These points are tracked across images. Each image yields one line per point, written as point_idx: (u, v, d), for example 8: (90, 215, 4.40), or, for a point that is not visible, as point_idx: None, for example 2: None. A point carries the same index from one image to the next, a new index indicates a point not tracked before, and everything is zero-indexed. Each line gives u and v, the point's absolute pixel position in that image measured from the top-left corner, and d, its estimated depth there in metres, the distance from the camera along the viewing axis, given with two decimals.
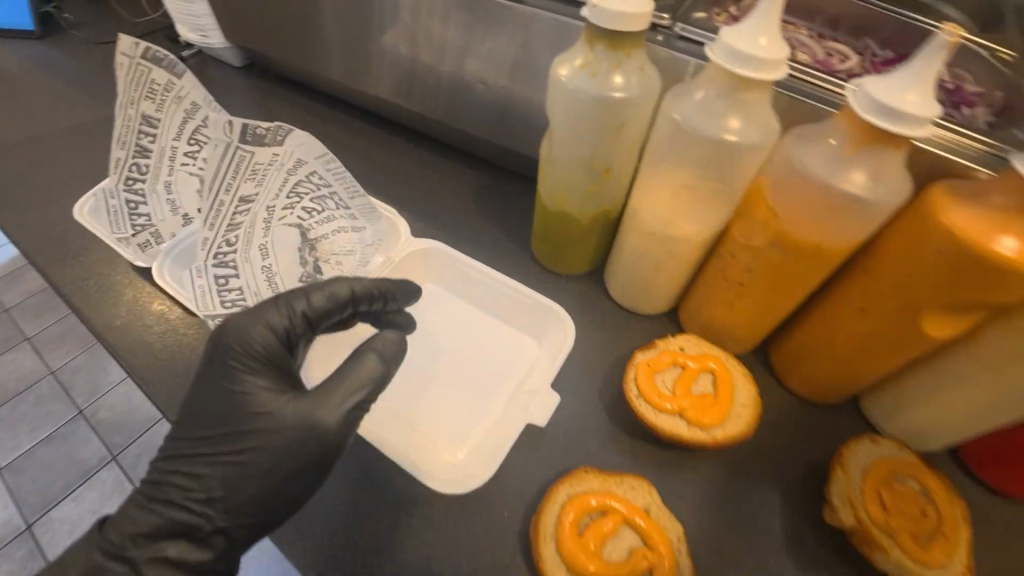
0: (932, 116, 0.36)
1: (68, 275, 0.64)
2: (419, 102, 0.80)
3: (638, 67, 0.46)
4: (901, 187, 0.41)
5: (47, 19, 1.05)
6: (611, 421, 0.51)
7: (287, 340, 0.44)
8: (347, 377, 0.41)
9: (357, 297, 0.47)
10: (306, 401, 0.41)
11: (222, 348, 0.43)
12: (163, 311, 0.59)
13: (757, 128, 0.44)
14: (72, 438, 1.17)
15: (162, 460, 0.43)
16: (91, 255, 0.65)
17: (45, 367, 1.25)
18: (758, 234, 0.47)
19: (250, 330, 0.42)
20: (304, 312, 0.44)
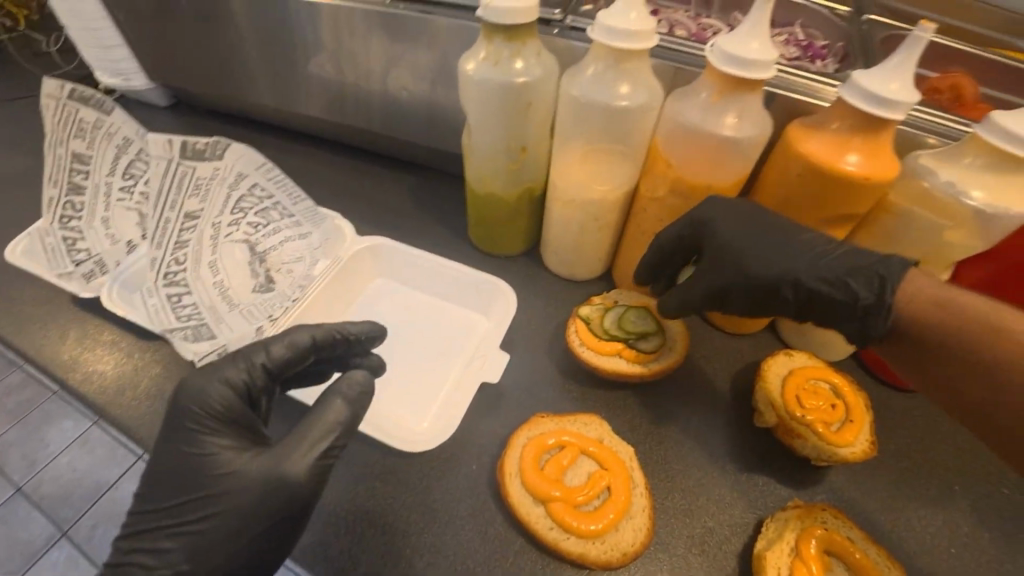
0: (773, 59, 0.44)
1: (23, 329, 0.65)
2: (350, 117, 0.83)
3: (535, 53, 0.51)
4: (765, 125, 0.48)
5: None
6: (562, 378, 0.57)
7: (246, 396, 0.46)
8: (317, 422, 0.44)
9: (316, 346, 0.49)
10: (270, 456, 0.43)
11: (181, 412, 0.45)
12: (113, 340, 0.64)
13: (642, 91, 0.49)
14: (11, 520, 1.07)
15: (126, 538, 0.44)
16: (45, 307, 0.67)
17: None
18: (660, 186, 0.53)
19: (211, 388, 0.45)
20: (264, 364, 0.47)
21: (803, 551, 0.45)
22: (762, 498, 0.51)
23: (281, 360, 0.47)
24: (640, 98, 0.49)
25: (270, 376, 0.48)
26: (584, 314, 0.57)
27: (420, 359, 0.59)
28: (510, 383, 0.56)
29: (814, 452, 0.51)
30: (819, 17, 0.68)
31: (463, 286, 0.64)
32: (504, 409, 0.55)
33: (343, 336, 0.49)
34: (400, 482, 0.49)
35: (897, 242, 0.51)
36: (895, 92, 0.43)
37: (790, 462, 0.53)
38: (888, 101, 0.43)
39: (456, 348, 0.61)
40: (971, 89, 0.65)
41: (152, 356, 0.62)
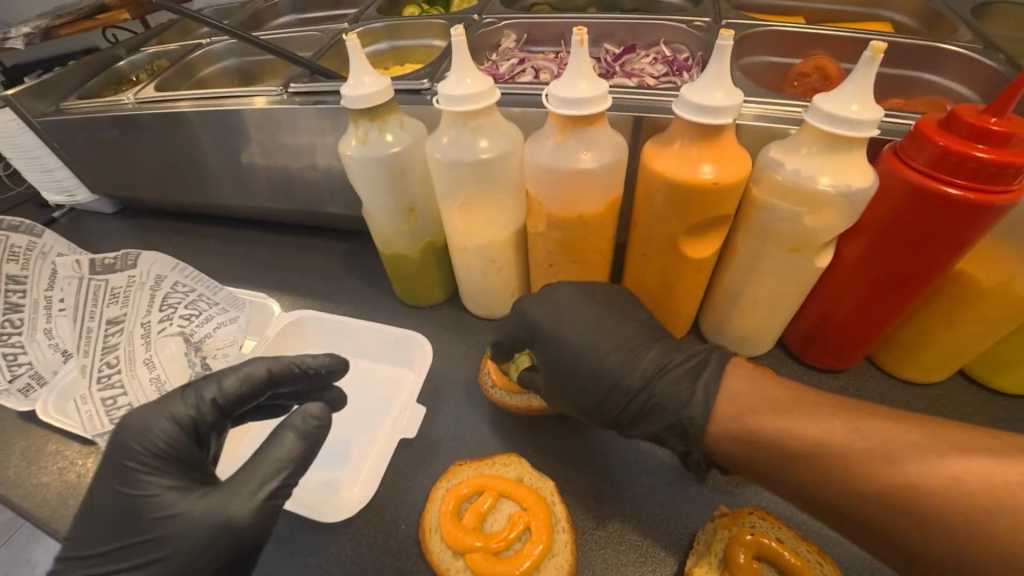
0: (604, 97, 0.47)
1: None
2: (278, 197, 0.88)
3: (399, 125, 0.55)
4: (614, 152, 0.51)
5: None
6: (488, 417, 0.58)
7: (194, 430, 0.48)
8: (266, 457, 0.45)
9: (270, 380, 0.51)
10: (215, 498, 0.43)
11: (124, 450, 0.46)
12: (57, 450, 0.65)
13: (501, 143, 0.52)
14: None
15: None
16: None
17: None
18: (542, 221, 0.56)
19: (158, 423, 0.47)
20: (214, 399, 0.49)
21: (731, 561, 0.44)
22: (695, 507, 0.51)
23: (234, 392, 0.49)
24: (499, 148, 0.52)
25: (221, 411, 0.49)
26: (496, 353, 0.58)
27: (347, 420, 0.60)
28: (439, 432, 0.57)
29: None
30: (679, 31, 0.71)
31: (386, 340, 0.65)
32: (432, 458, 0.55)
33: (298, 368, 0.51)
34: (330, 551, 0.49)
35: (770, 234, 0.52)
36: (717, 101, 0.45)
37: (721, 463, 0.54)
38: (716, 113, 0.45)
39: (385, 402, 0.61)
40: (834, 66, 0.69)
41: (93, 460, 0.63)
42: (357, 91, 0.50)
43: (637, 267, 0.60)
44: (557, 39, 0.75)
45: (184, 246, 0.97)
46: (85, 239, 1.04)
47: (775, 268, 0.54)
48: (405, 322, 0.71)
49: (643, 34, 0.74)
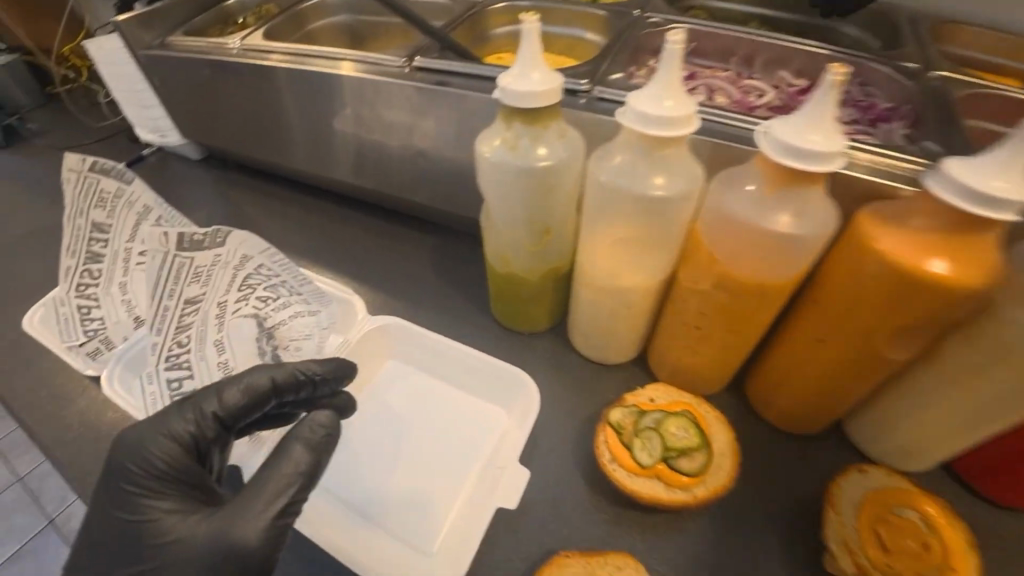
0: (842, 148, 0.37)
1: (31, 400, 0.63)
2: (371, 177, 0.80)
3: (558, 135, 0.46)
4: (827, 220, 0.41)
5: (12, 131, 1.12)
6: (590, 490, 0.49)
7: (195, 449, 0.42)
8: (274, 474, 0.41)
9: (274, 390, 0.44)
10: (217, 520, 0.39)
11: (122, 471, 0.42)
12: (116, 419, 0.61)
13: (681, 181, 0.43)
14: (41, 551, 1.15)
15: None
16: (55, 372, 0.66)
17: (13, 476, 1.26)
18: (703, 277, 0.46)
19: (155, 441, 0.41)
20: (214, 414, 0.43)
21: None
22: None
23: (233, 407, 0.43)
24: (678, 187, 0.43)
25: (220, 429, 0.43)
26: (615, 420, 0.49)
27: (428, 458, 0.52)
28: (529, 496, 0.49)
29: None
30: (878, 75, 0.60)
31: (481, 371, 0.57)
32: (518, 530, 0.47)
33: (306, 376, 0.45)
34: None
35: (1004, 353, 0.41)
36: (1000, 187, 0.34)
37: None
38: (991, 200, 0.35)
39: (471, 446, 0.53)
40: None
41: None
42: (521, 85, 0.41)
43: (796, 347, 0.50)
44: (726, 55, 0.67)
45: (263, 208, 0.93)
46: (167, 183, 1.01)
47: (995, 396, 0.43)
48: (496, 347, 0.63)
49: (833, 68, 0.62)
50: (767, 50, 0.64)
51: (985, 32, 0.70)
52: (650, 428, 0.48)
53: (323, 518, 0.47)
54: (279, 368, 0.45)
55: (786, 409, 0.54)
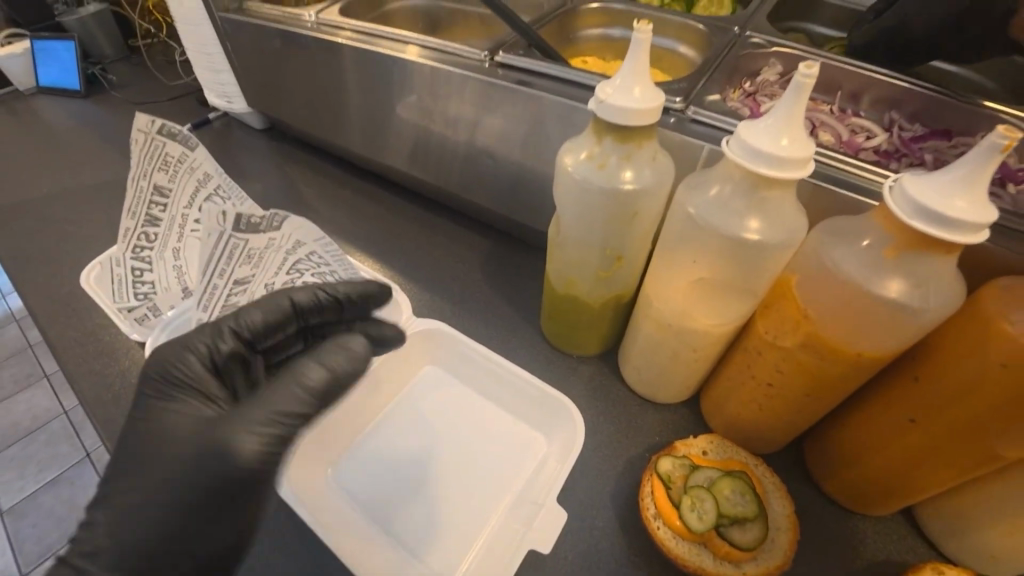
0: (992, 220, 0.32)
1: (79, 351, 0.65)
2: (429, 169, 0.78)
3: (650, 158, 0.41)
4: (953, 294, 0.36)
5: (93, 80, 1.17)
6: (624, 540, 0.46)
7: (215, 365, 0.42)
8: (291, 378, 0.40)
9: (297, 310, 0.45)
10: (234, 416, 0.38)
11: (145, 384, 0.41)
12: None
13: (783, 227, 0.38)
14: (76, 482, 1.21)
15: None
16: (105, 325, 0.67)
17: (59, 407, 1.33)
18: (788, 335, 0.42)
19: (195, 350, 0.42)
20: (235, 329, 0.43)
21: None
22: None
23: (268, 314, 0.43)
24: (778, 234, 0.38)
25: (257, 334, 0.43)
26: (664, 470, 0.45)
27: (458, 478, 0.50)
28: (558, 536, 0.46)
29: None
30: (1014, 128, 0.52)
31: (526, 394, 0.54)
32: (541, 572, 0.44)
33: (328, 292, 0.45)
34: None
35: None
36: None
37: None
38: None
39: (503, 471, 0.51)
40: None
41: None
42: (618, 100, 0.37)
43: (877, 421, 0.45)
44: (830, 88, 0.60)
45: (317, 187, 0.92)
46: (229, 150, 1.02)
47: None
48: (538, 367, 0.60)
49: (958, 119, 0.54)
50: (879, 87, 0.57)
51: None
52: (704, 487, 0.44)
53: (343, 523, 0.46)
54: (316, 287, 0.46)
55: (853, 485, 0.49)
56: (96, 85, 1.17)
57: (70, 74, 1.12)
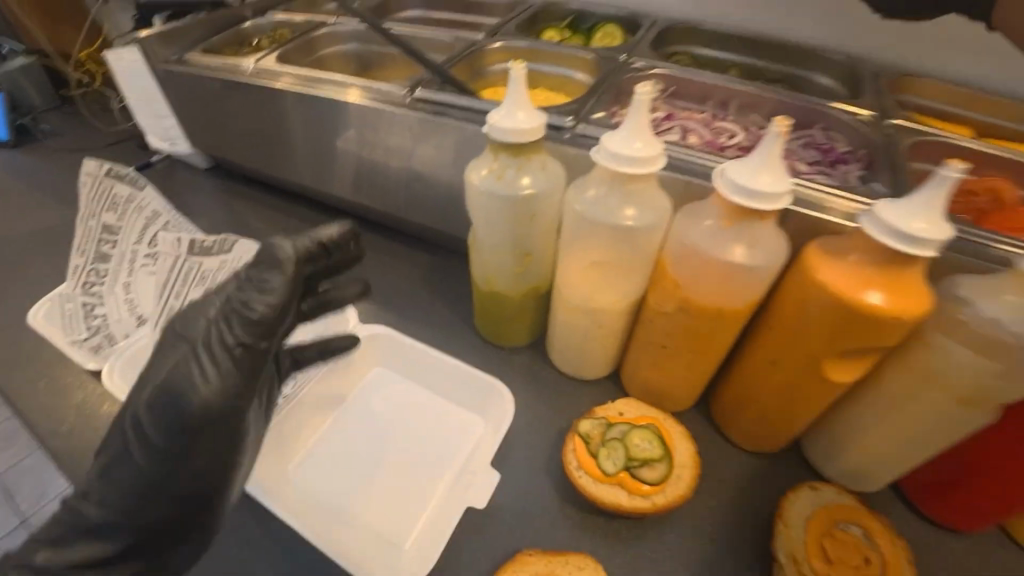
0: (785, 191, 0.42)
1: (24, 390, 0.66)
2: (371, 194, 0.85)
3: (539, 167, 0.50)
4: (779, 252, 0.46)
5: (24, 130, 1.17)
6: (557, 495, 0.52)
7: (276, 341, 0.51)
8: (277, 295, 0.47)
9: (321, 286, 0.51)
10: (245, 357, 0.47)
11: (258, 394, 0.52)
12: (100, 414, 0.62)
13: (650, 213, 0.48)
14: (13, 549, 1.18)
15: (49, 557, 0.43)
16: (51, 363, 0.68)
17: None
18: (668, 302, 0.51)
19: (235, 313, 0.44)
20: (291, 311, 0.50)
21: None
22: None
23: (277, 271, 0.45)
24: (646, 218, 0.48)
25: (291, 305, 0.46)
26: (584, 430, 0.53)
27: (407, 461, 0.55)
28: (499, 499, 0.52)
29: None
30: (840, 122, 0.66)
31: (467, 385, 0.60)
32: (489, 531, 0.49)
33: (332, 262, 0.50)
34: None
35: (934, 379, 0.45)
36: (920, 230, 0.39)
37: None
38: (914, 239, 0.39)
39: (447, 450, 0.57)
40: (1013, 192, 0.61)
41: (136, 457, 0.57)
42: (506, 124, 0.46)
43: (753, 368, 0.54)
44: (703, 99, 0.72)
45: (263, 219, 0.97)
46: (172, 190, 1.05)
47: (928, 415, 0.47)
48: (477, 360, 0.67)
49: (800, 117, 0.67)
50: (740, 95, 0.70)
51: (943, 88, 0.75)
52: (616, 438, 0.51)
53: (303, 512, 0.50)
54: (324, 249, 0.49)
55: (746, 427, 0.58)
56: (27, 134, 1.17)
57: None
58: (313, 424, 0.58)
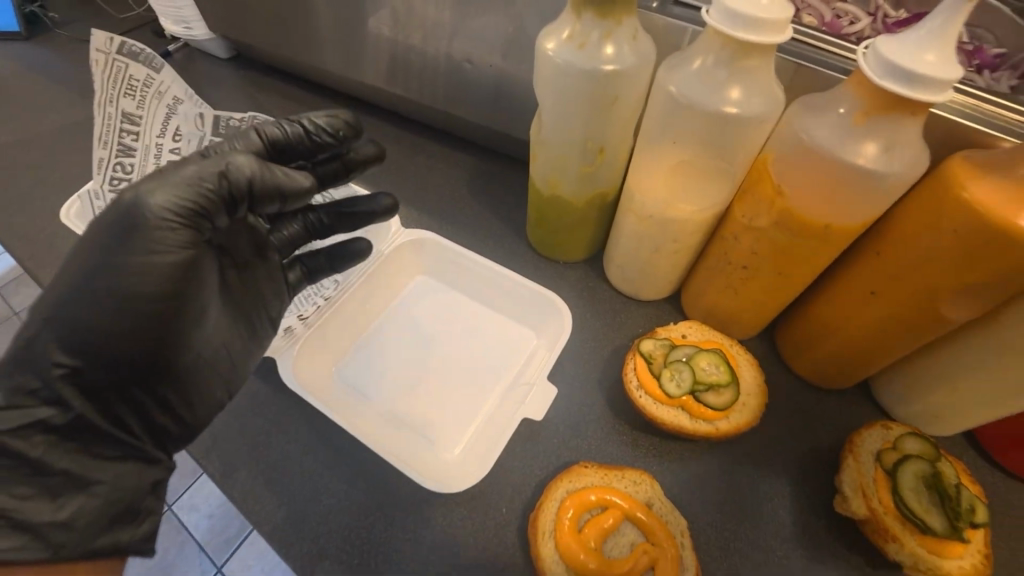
0: (956, 76, 0.33)
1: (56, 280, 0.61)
2: (407, 85, 0.75)
3: (630, 36, 0.42)
4: (918, 159, 0.38)
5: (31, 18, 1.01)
6: (612, 413, 0.50)
7: (184, 401, 0.41)
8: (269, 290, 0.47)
9: (342, 215, 0.49)
10: (239, 334, 0.45)
11: (171, 424, 0.41)
12: None
13: (760, 98, 0.40)
14: None
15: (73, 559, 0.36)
16: None
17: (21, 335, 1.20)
18: (763, 215, 0.44)
19: (245, 131, 0.45)
20: (323, 220, 0.48)
21: None
22: None
23: (255, 149, 0.45)
24: (755, 106, 0.40)
25: (323, 230, 0.49)
26: (645, 349, 0.50)
27: (455, 368, 0.54)
28: (553, 413, 0.50)
29: (908, 558, 0.42)
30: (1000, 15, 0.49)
31: (519, 297, 0.57)
32: (542, 442, 0.48)
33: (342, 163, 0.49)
34: (420, 505, 0.44)
35: None
36: None
37: (872, 559, 0.45)
38: None
39: (498, 362, 0.54)
40: None
41: None
42: None
43: (843, 296, 0.48)
44: None
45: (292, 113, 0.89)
46: (194, 81, 0.95)
47: None
48: (527, 272, 0.63)
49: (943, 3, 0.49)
50: None
51: None
52: (681, 360, 0.48)
53: (353, 412, 0.49)
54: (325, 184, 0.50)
55: (816, 361, 0.53)
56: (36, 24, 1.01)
57: (7, 12, 0.96)
58: (352, 330, 0.55)
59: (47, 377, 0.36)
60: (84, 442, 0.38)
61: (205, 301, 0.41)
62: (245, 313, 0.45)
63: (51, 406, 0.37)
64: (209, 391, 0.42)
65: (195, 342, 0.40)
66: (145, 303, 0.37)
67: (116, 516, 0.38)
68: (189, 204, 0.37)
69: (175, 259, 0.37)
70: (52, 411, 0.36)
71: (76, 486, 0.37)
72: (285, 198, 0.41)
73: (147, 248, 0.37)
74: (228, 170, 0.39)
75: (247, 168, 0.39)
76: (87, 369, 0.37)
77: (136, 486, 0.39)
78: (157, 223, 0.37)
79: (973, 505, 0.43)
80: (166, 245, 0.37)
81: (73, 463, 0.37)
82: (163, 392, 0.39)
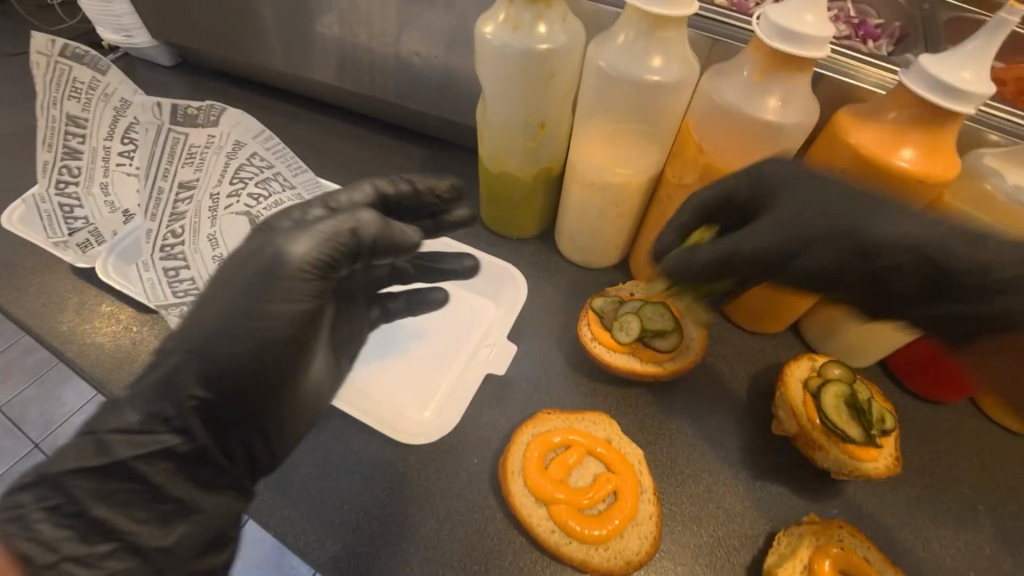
0: (829, 35, 0.39)
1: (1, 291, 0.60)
2: (359, 82, 0.78)
3: (560, 17, 0.47)
4: (811, 112, 0.44)
5: None
6: (573, 368, 0.54)
7: (273, 442, 0.40)
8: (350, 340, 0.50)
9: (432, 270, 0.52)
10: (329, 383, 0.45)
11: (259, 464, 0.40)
12: (111, 312, 0.58)
13: (677, 66, 0.45)
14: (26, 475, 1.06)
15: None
16: (26, 262, 0.62)
17: None
18: (690, 172, 0.50)
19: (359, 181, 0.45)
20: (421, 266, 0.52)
21: (817, 569, 0.42)
22: (779, 507, 0.48)
23: (369, 202, 0.45)
24: (673, 73, 0.45)
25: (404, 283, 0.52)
26: (597, 307, 0.55)
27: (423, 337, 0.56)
28: (518, 373, 0.53)
29: (834, 464, 0.48)
30: None
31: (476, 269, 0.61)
32: (509, 398, 0.51)
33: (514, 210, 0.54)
34: (396, 465, 0.47)
35: None
36: (964, 81, 0.37)
37: (808, 472, 0.50)
38: (958, 92, 0.37)
39: (464, 329, 0.57)
40: None
41: (154, 328, 0.56)
42: None
43: None
44: None
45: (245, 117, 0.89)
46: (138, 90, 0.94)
47: None
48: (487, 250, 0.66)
49: None
50: None
51: None
52: (629, 313, 0.53)
53: None
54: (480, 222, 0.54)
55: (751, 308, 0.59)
56: None
57: None
58: None
59: (182, 406, 0.36)
60: (197, 471, 0.38)
61: (310, 353, 0.41)
62: (338, 357, 0.47)
63: (174, 433, 0.37)
64: (295, 425, 0.41)
65: (303, 384, 0.41)
66: (269, 349, 0.37)
67: (209, 542, 0.38)
68: (326, 256, 0.38)
69: (302, 309, 0.38)
70: (175, 439, 0.36)
71: (182, 513, 0.38)
72: (400, 252, 0.42)
73: (275, 297, 0.37)
74: (358, 225, 0.39)
75: (374, 227, 0.40)
76: (217, 402, 0.37)
77: (227, 515, 0.39)
78: (291, 273, 0.37)
79: (884, 414, 0.50)
80: (297, 294, 0.38)
81: (184, 491, 0.38)
82: (252, 436, 0.39)
